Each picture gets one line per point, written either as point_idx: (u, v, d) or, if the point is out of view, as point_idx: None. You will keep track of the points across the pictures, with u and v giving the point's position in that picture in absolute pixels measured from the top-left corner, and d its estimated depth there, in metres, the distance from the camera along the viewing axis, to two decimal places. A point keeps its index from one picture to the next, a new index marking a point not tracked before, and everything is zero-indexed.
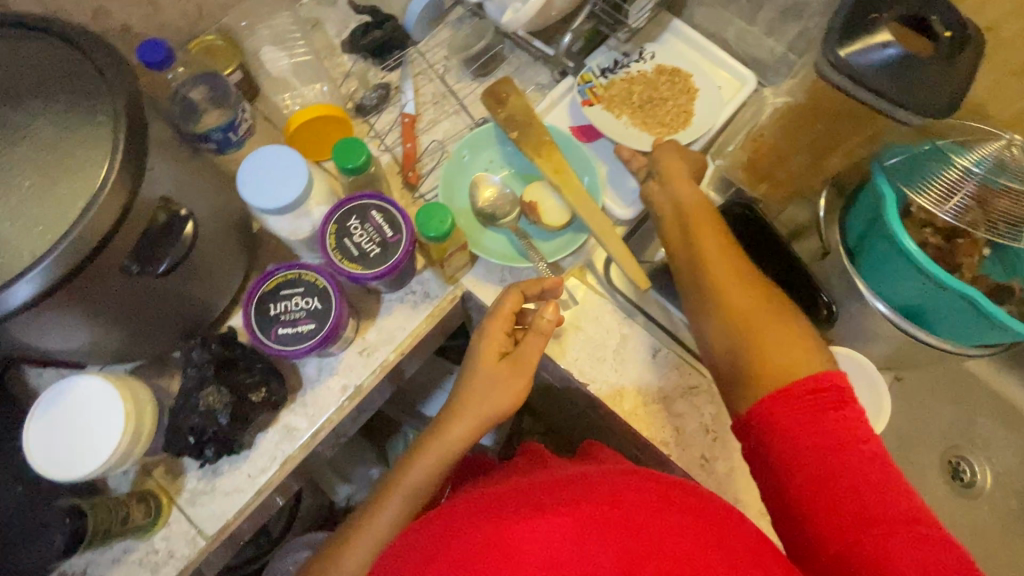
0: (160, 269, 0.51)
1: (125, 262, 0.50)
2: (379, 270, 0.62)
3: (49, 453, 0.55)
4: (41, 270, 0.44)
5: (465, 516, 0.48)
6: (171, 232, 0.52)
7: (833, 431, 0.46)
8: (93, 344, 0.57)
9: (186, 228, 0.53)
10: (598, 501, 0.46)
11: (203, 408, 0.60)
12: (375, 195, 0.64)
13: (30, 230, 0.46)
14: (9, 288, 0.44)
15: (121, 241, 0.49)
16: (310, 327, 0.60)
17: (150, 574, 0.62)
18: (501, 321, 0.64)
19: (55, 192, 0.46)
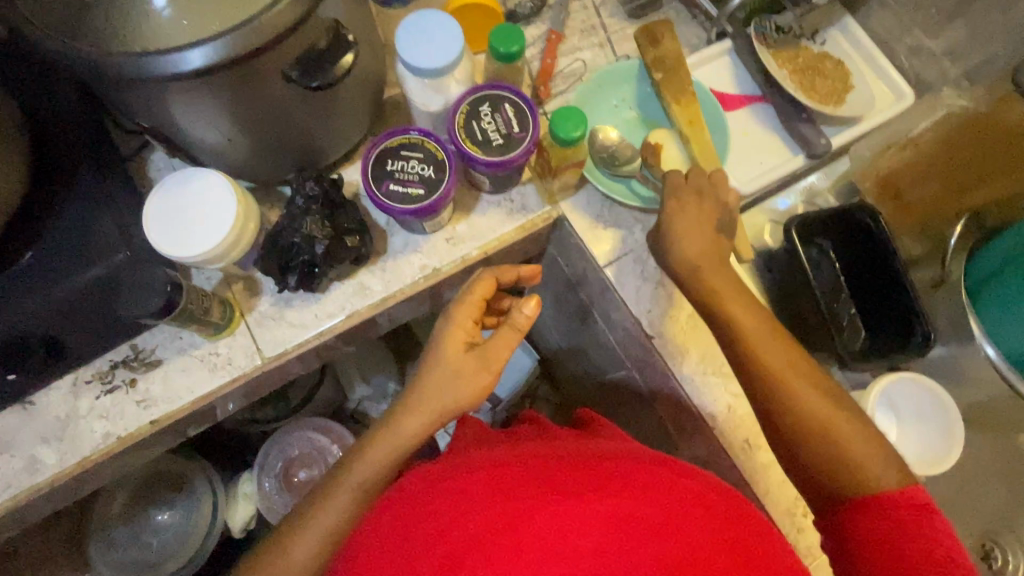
0: (312, 85, 0.53)
1: (286, 67, 0.53)
2: (496, 160, 0.63)
3: (163, 227, 0.58)
4: (217, 47, 0.48)
5: (476, 482, 0.46)
6: (331, 56, 0.53)
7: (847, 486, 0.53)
8: (224, 144, 0.61)
9: (346, 58, 0.54)
10: (621, 487, 0.44)
11: (303, 235, 0.63)
12: (511, 90, 0.65)
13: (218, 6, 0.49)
14: (185, 53, 0.48)
15: (289, 46, 0.51)
16: (419, 192, 0.62)
17: (207, 372, 0.66)
18: (469, 311, 0.65)
19: None
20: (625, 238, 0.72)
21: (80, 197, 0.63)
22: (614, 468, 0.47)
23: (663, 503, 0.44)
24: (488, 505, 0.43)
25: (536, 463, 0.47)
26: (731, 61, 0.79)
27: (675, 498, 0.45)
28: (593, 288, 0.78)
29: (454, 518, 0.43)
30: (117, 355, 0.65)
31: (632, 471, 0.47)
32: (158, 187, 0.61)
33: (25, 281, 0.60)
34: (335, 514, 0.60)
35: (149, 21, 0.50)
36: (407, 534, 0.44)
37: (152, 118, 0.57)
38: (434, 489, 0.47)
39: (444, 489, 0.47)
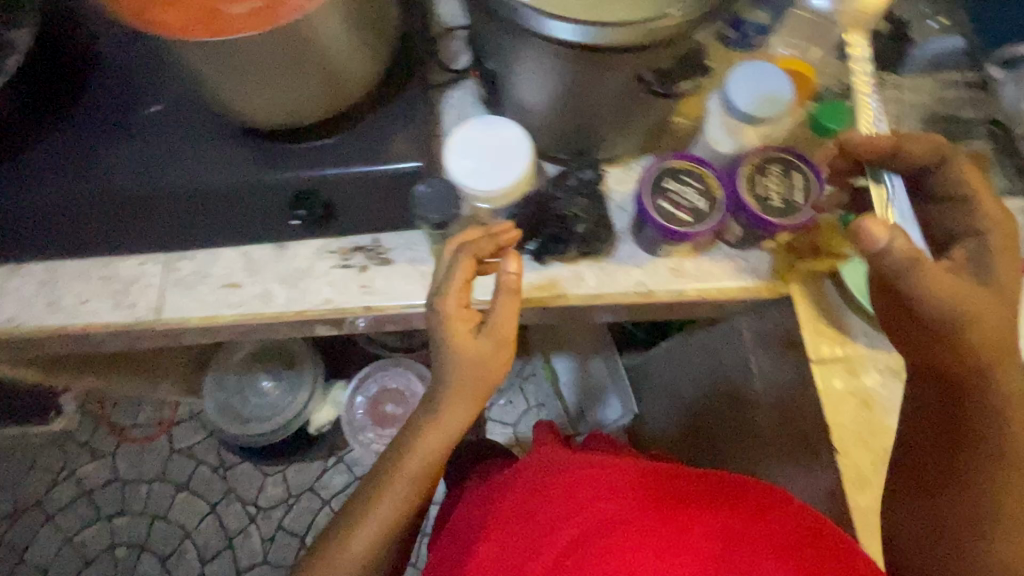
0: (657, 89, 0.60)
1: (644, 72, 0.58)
2: (767, 218, 0.64)
3: (463, 156, 0.65)
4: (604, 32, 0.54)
5: (543, 507, 0.58)
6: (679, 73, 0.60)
7: None
8: (535, 107, 0.67)
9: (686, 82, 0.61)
10: (645, 495, 0.57)
11: (570, 215, 0.70)
12: (805, 161, 0.66)
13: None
14: (576, 27, 0.54)
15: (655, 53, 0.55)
16: (686, 218, 0.64)
17: (422, 288, 0.72)
18: (461, 293, 0.61)
19: None
20: (846, 344, 0.69)
21: (398, 100, 0.71)
22: (647, 479, 0.61)
23: (693, 529, 0.54)
24: (557, 526, 0.56)
25: (578, 487, 0.59)
26: None
27: (701, 540, 0.53)
28: (778, 374, 0.76)
29: (540, 520, 0.57)
30: (361, 241, 0.74)
31: (656, 477, 0.61)
32: (465, 120, 0.68)
33: (330, 153, 0.68)
34: (390, 508, 0.66)
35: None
36: (511, 518, 0.60)
37: (500, 63, 0.64)
38: (525, 490, 0.63)
39: (527, 488, 0.64)
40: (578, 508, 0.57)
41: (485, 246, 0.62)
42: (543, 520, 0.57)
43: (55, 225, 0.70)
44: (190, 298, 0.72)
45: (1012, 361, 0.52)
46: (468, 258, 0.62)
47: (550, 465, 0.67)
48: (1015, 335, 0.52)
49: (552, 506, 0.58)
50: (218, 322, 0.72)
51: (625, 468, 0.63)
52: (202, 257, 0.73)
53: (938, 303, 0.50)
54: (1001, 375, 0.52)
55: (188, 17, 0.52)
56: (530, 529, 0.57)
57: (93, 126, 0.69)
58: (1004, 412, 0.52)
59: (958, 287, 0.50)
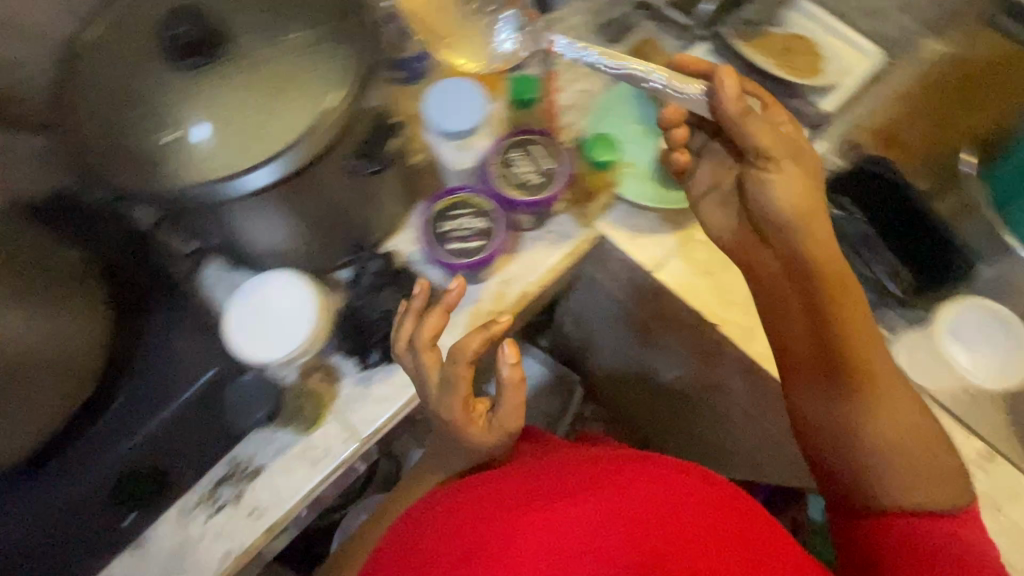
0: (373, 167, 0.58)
1: (346, 157, 0.56)
2: (538, 197, 0.67)
3: (244, 327, 0.60)
4: (283, 160, 0.52)
5: (465, 508, 0.51)
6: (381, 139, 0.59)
7: (712, 523, 0.46)
8: (288, 243, 0.63)
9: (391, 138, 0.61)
10: (549, 499, 0.48)
11: (386, 311, 0.67)
12: (538, 131, 0.69)
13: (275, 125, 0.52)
14: (252, 172, 0.52)
15: (344, 142, 0.55)
16: (479, 243, 0.65)
17: (309, 467, 0.66)
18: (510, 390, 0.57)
19: (295, 98, 0.53)
20: (666, 240, 0.76)
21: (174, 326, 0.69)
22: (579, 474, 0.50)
23: (555, 502, 0.47)
24: (454, 541, 0.48)
25: (515, 488, 0.51)
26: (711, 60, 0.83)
27: (560, 502, 0.47)
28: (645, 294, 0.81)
29: (448, 539, 0.49)
30: (217, 475, 0.65)
31: (605, 473, 0.50)
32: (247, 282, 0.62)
33: (136, 422, 0.65)
34: None
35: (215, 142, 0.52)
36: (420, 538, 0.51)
37: (221, 231, 0.59)
38: (444, 515, 0.52)
39: (455, 510, 0.52)
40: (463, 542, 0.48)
41: (467, 351, 0.56)
42: (439, 542, 0.49)
43: None
44: None
45: (891, 390, 0.55)
46: (461, 363, 0.57)
47: (501, 481, 0.53)
48: (875, 364, 0.55)
49: (489, 521, 0.48)
50: None
51: (556, 463, 0.55)
52: None
53: (826, 319, 0.56)
54: (888, 388, 0.55)
55: None
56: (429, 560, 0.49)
57: None
58: (870, 403, 0.55)
59: (801, 234, 0.57)
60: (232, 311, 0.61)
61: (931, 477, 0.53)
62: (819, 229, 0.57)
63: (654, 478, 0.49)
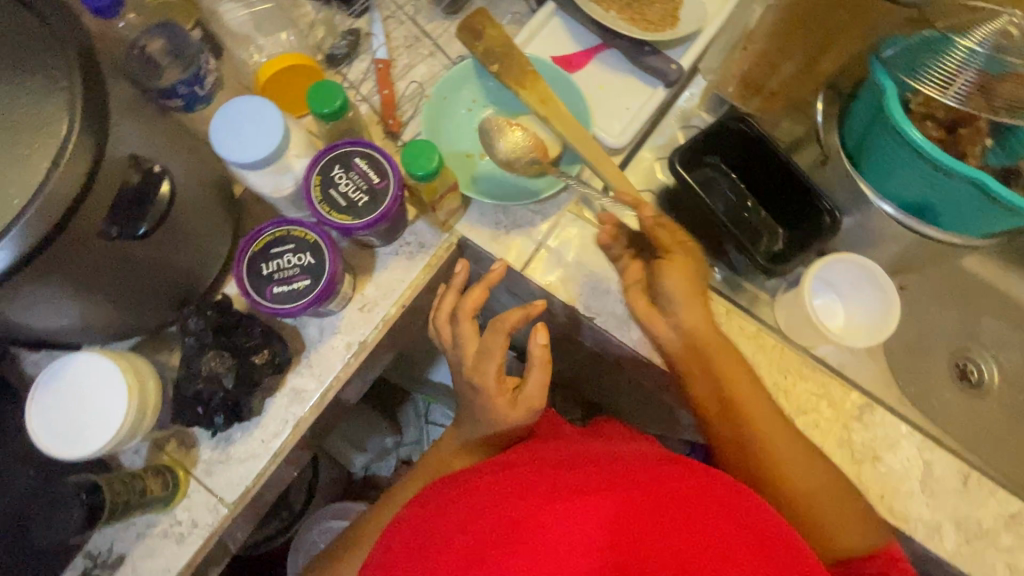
0: (141, 231, 0.50)
1: (105, 220, 0.48)
2: (367, 219, 0.60)
3: (52, 408, 0.55)
4: (12, 238, 0.43)
5: (479, 493, 0.48)
6: (147, 192, 0.50)
7: (726, 504, 0.46)
8: (84, 319, 0.56)
9: (162, 187, 0.51)
10: (562, 489, 0.46)
11: (210, 372, 0.59)
12: (360, 142, 0.61)
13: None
14: None
15: (94, 205, 0.47)
16: (305, 284, 0.59)
17: (176, 544, 0.62)
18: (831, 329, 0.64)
19: (14, 163, 0.44)
20: (530, 233, 0.70)
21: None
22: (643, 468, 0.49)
23: (585, 489, 0.45)
24: (465, 532, 0.45)
25: (522, 479, 0.49)
26: (560, 20, 0.76)
27: (567, 497, 0.44)
28: (522, 290, 0.76)
29: (488, 506, 0.46)
30: (77, 569, 0.61)
31: (648, 467, 0.50)
32: (67, 358, 0.56)
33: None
34: None
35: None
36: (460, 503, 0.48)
37: None
38: (485, 485, 0.49)
39: (498, 481, 0.50)
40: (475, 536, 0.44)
41: (510, 320, 0.62)
42: (481, 509, 0.46)
43: None
44: None
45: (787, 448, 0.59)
46: (499, 333, 0.62)
47: (544, 466, 0.52)
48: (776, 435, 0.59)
49: (505, 511, 0.45)
50: None
51: (563, 458, 0.53)
52: None
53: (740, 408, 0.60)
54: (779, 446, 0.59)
55: None
56: (463, 524, 0.45)
57: None
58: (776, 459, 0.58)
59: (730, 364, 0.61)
60: (49, 384, 0.55)
61: (852, 532, 0.56)
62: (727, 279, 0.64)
63: (697, 472, 0.49)
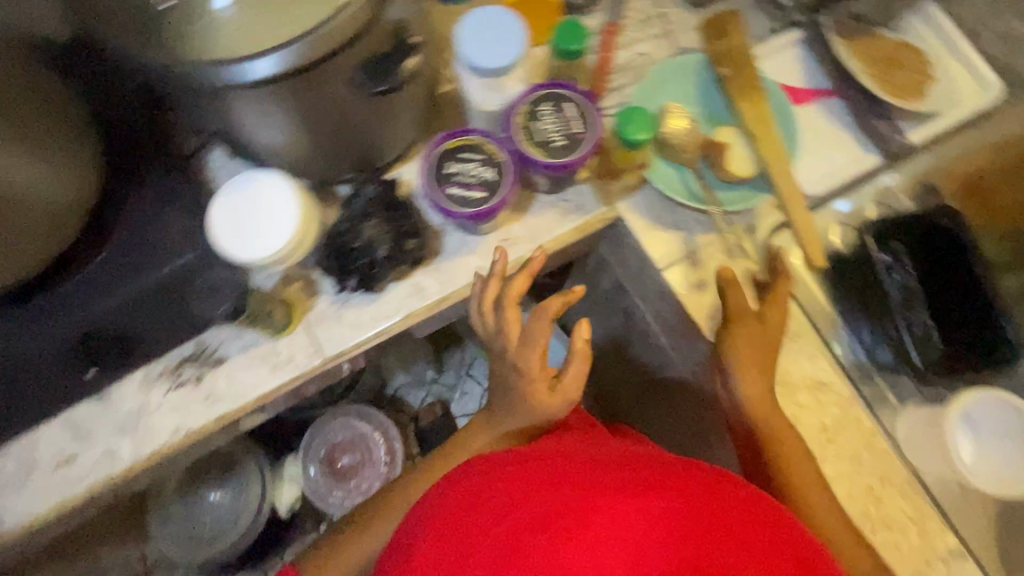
0: (380, 88, 0.54)
1: (356, 68, 0.52)
2: (556, 162, 0.61)
3: (235, 201, 0.60)
4: (288, 52, 0.48)
5: (516, 480, 0.51)
6: (396, 58, 0.53)
7: (768, 529, 0.47)
8: (286, 146, 0.61)
9: (409, 60, 0.54)
10: (596, 488, 0.48)
11: (370, 238, 0.65)
12: (575, 89, 0.63)
13: (287, 16, 0.48)
14: (255, 60, 0.48)
15: (356, 52, 0.51)
16: (480, 195, 0.60)
17: (269, 370, 0.67)
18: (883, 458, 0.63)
19: None
20: (685, 239, 0.70)
21: (160, 207, 0.70)
22: (678, 472, 0.52)
23: (618, 490, 0.48)
24: (503, 521, 0.48)
25: (558, 471, 0.51)
26: (800, 52, 0.74)
27: (601, 499, 0.47)
28: (647, 289, 0.75)
29: (532, 490, 0.49)
30: (184, 352, 0.67)
31: (687, 475, 0.51)
32: (265, 174, 0.60)
33: (110, 289, 0.67)
34: None
35: (224, 19, 0.49)
36: (501, 484, 0.51)
37: (217, 119, 0.57)
38: (523, 468, 0.53)
39: (550, 459, 0.54)
40: (512, 530, 0.47)
41: (553, 308, 0.60)
42: (526, 491, 0.49)
43: None
44: (25, 497, 0.64)
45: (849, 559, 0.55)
46: (543, 322, 0.60)
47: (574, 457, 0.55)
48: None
49: (542, 505, 0.47)
50: (73, 505, 0.65)
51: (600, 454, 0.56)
52: (18, 448, 0.65)
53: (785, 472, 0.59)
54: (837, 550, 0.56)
55: None
56: (502, 513, 0.48)
57: None
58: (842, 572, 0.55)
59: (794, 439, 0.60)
60: (242, 182, 0.60)
61: None
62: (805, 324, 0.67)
63: (742, 491, 0.50)
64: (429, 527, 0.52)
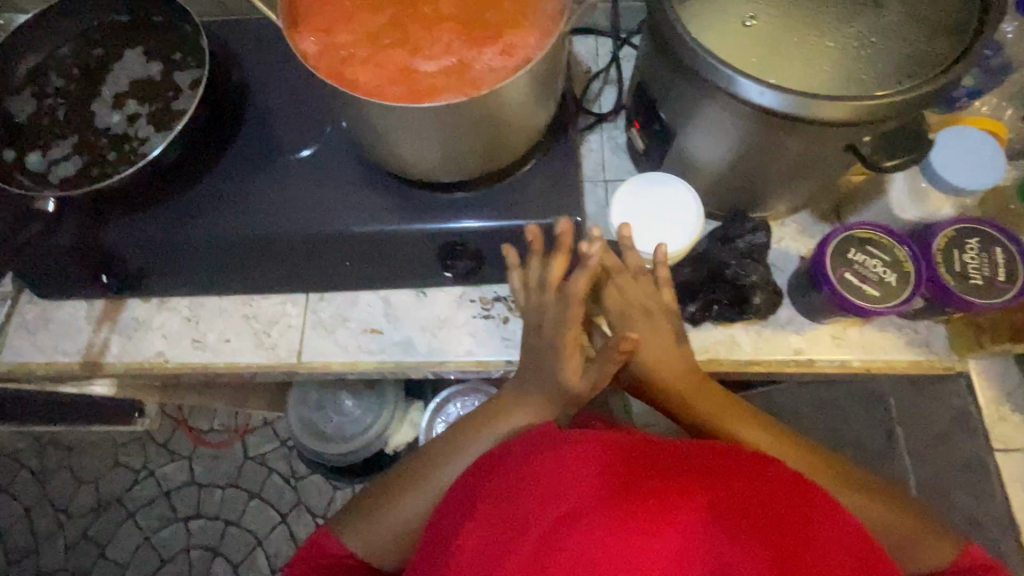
0: (870, 161, 0.53)
1: (859, 139, 0.52)
2: (965, 298, 0.58)
3: (649, 194, 0.65)
4: (815, 102, 0.48)
5: (545, 466, 0.44)
6: (898, 149, 0.53)
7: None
8: (706, 166, 0.63)
9: (901, 159, 0.53)
10: (633, 490, 0.41)
11: (746, 282, 0.65)
12: (1011, 238, 0.60)
13: (839, 78, 0.49)
14: (775, 91, 0.48)
15: (873, 130, 0.51)
16: (873, 293, 0.60)
17: None
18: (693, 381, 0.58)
19: (875, 65, 0.49)
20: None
21: (549, 155, 0.69)
22: (698, 453, 0.46)
23: (654, 496, 0.41)
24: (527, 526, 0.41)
25: (589, 460, 0.43)
26: None
27: (636, 512, 0.40)
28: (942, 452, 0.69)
29: (562, 485, 0.42)
30: (503, 291, 0.72)
31: (741, 478, 0.43)
32: (682, 187, 0.65)
33: (476, 205, 0.66)
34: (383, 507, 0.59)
35: (771, 51, 0.51)
36: (507, 479, 0.44)
37: (677, 118, 0.59)
38: (529, 454, 0.46)
39: (583, 441, 0.46)
40: (535, 537, 0.40)
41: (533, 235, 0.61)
42: (539, 498, 0.41)
43: (205, 267, 0.69)
44: (330, 342, 0.72)
45: None
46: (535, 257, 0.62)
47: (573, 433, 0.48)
48: None
49: (568, 509, 0.40)
50: (360, 369, 0.71)
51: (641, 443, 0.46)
52: (340, 300, 0.73)
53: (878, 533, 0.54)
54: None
55: (383, 78, 0.51)
56: (530, 517, 0.41)
57: (245, 170, 0.68)
58: None
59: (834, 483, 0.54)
60: (665, 183, 0.65)
61: None
62: (689, 366, 0.58)
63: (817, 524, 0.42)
64: (436, 541, 0.45)
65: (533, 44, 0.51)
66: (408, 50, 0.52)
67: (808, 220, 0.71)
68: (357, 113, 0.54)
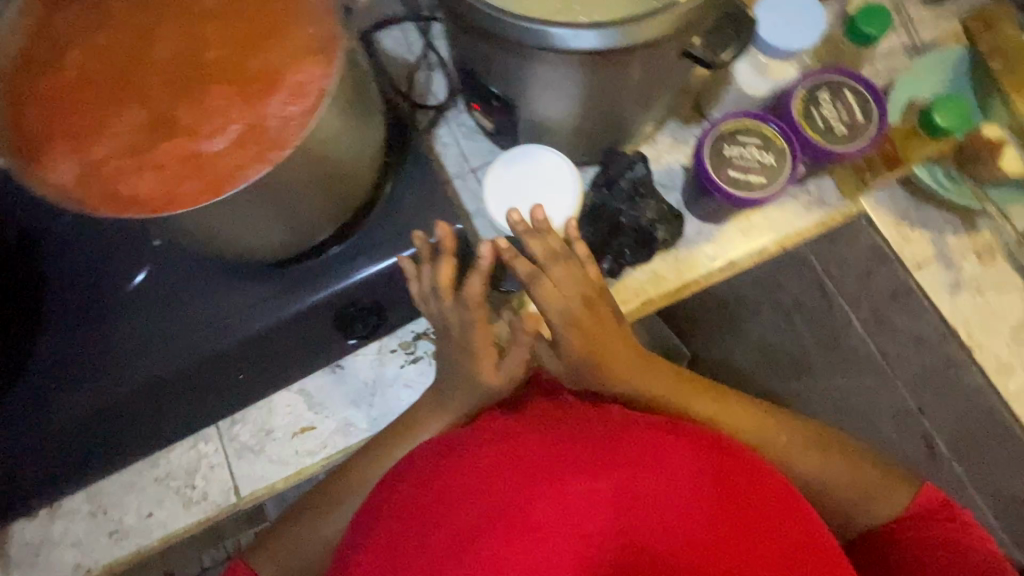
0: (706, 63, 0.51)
1: (688, 43, 0.50)
2: (837, 150, 0.59)
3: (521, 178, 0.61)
4: (626, 29, 0.45)
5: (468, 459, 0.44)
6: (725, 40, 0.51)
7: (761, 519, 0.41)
8: (559, 122, 0.59)
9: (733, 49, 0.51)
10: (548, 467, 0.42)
11: (645, 223, 0.63)
12: (853, 77, 0.61)
13: None
14: (585, 32, 0.45)
15: (695, 31, 0.48)
16: (760, 180, 0.59)
17: None
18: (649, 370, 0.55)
19: None
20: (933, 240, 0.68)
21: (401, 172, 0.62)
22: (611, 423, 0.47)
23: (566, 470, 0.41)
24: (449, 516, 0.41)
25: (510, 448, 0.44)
26: None
27: (548, 485, 0.41)
28: (870, 290, 0.73)
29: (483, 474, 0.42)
30: (419, 327, 0.66)
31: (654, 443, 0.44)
32: (553, 160, 0.61)
33: (346, 258, 0.59)
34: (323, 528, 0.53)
35: None
36: (423, 504, 0.42)
37: (508, 87, 0.55)
38: (458, 465, 0.44)
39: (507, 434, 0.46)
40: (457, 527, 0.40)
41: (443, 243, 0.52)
42: (461, 488, 0.42)
43: (79, 452, 0.59)
44: (263, 463, 0.64)
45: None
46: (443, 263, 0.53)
47: (483, 434, 0.47)
48: None
49: (487, 495, 0.41)
50: (309, 473, 0.64)
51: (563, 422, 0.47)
52: (254, 414, 0.65)
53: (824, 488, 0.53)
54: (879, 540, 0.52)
55: (167, 178, 0.42)
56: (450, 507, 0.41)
57: (73, 331, 0.58)
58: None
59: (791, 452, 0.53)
60: (535, 161, 0.61)
61: None
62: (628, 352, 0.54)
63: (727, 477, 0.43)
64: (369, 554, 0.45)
65: (318, 76, 0.44)
66: (184, 136, 0.43)
67: (677, 128, 0.69)
68: (157, 227, 0.45)
